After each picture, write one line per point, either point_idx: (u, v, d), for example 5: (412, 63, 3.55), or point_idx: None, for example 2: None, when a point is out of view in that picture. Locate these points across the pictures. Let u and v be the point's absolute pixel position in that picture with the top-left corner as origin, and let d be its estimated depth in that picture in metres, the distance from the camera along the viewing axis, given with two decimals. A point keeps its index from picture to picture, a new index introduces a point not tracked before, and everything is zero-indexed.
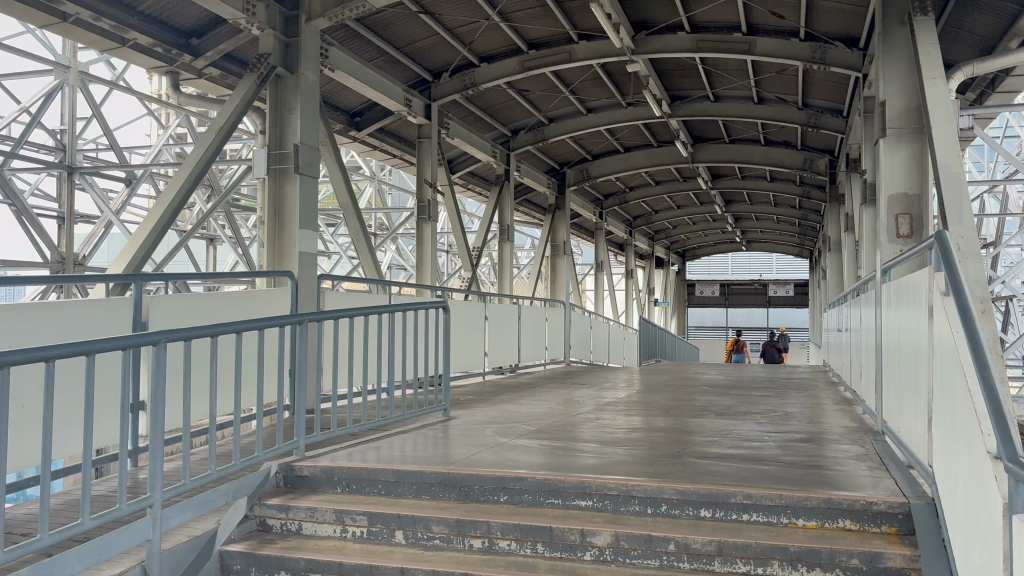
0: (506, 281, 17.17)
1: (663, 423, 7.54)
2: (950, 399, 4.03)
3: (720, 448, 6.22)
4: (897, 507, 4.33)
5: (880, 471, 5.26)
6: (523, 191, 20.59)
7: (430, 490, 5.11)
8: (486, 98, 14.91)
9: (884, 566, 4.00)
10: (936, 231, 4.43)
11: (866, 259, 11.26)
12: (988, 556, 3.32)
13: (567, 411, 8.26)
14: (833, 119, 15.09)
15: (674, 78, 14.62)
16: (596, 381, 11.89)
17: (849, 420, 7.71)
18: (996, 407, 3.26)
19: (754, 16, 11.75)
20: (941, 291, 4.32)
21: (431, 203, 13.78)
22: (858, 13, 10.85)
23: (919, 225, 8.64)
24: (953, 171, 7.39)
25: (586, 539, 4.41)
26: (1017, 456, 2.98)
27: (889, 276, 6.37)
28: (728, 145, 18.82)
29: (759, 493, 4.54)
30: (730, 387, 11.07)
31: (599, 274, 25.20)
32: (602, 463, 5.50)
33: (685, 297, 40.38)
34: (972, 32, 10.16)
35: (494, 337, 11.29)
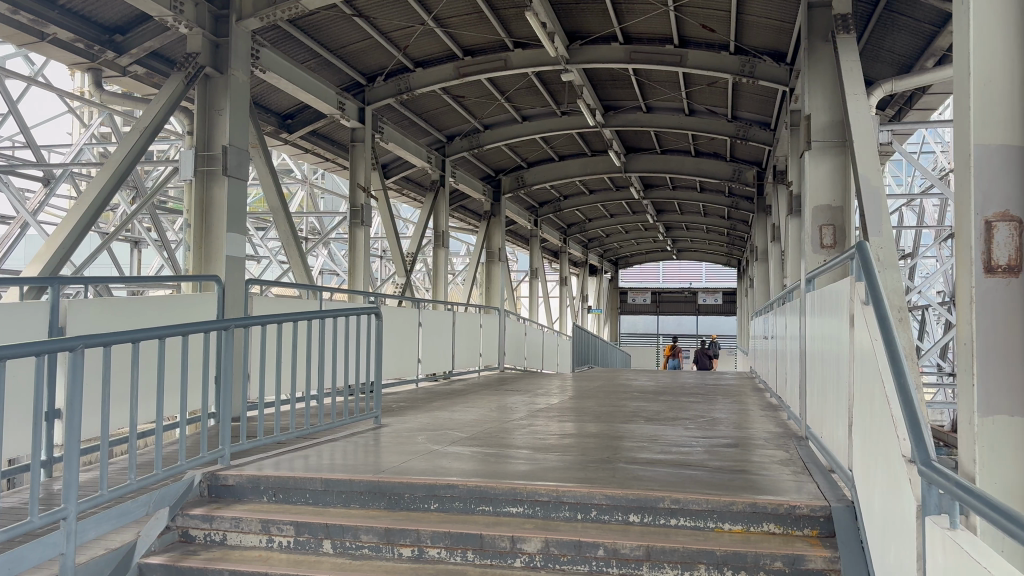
0: (440, 287, 17.09)
1: (595, 429, 7.61)
2: (869, 404, 4.15)
3: (649, 453, 6.30)
4: (818, 510, 4.45)
5: (803, 475, 5.39)
6: (458, 197, 20.55)
7: (359, 498, 5.04)
8: (421, 103, 14.84)
9: (805, 567, 4.09)
10: (857, 242, 4.58)
11: (791, 269, 11.58)
12: (901, 557, 3.44)
13: (500, 418, 8.27)
14: (761, 132, 15.55)
15: (608, 88, 14.79)
16: (529, 387, 11.96)
17: (775, 425, 7.91)
18: (912, 412, 3.38)
19: (686, 30, 11.97)
20: (862, 300, 4.46)
21: (364, 207, 13.62)
22: (784, 29, 11.17)
23: (842, 235, 8.94)
24: (872, 182, 7.65)
25: (516, 545, 4.40)
26: (930, 460, 3.10)
27: (812, 286, 6.50)
28: (659, 155, 19.13)
29: (687, 498, 4.61)
30: (660, 393, 11.23)
31: (533, 281, 25.29)
32: (534, 469, 5.51)
33: (617, 305, 40.83)
34: (892, 51, 10.55)
35: (427, 343, 11.21)
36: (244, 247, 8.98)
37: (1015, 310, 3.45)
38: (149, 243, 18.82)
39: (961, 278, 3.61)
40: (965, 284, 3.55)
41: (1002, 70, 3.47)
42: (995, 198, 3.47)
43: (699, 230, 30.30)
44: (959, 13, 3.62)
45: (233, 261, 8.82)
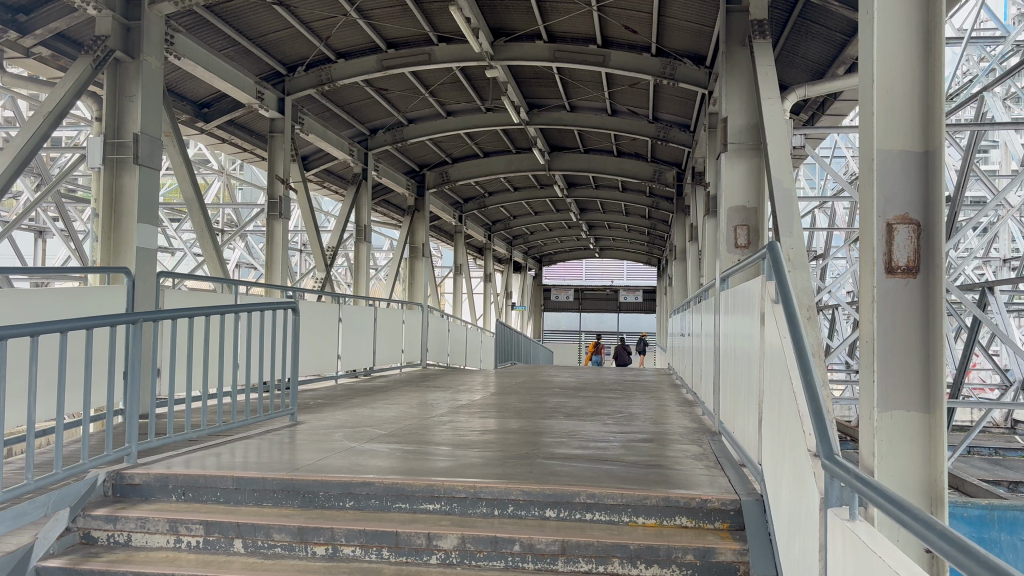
0: (362, 282, 16.86)
1: (516, 426, 7.62)
2: (777, 400, 4.27)
3: (567, 449, 6.35)
4: (729, 504, 4.55)
5: (716, 470, 5.52)
6: (381, 191, 20.34)
7: (273, 497, 4.94)
8: (344, 95, 14.64)
9: (715, 560, 4.18)
10: (768, 243, 4.69)
11: (708, 267, 11.84)
12: (805, 549, 3.55)
13: (420, 414, 8.21)
14: (680, 134, 15.83)
15: (532, 86, 14.86)
16: (451, 384, 11.93)
17: (690, 420, 8.07)
18: (817, 408, 3.48)
19: (609, 30, 12.11)
20: (772, 299, 4.58)
21: (283, 199, 13.32)
22: (704, 33, 11.40)
23: (756, 235, 9.16)
24: (785, 186, 7.85)
25: (432, 542, 4.38)
26: (832, 454, 3.21)
27: (728, 284, 6.67)
28: (582, 154, 19.33)
29: (602, 492, 4.67)
30: (580, 390, 11.33)
31: (457, 277, 25.20)
32: (454, 465, 5.50)
33: (541, 302, 41.02)
34: (805, 57, 10.87)
35: (348, 339, 11.04)
36: (155, 239, 8.70)
37: (912, 308, 3.59)
38: (55, 233, 18.08)
39: (865, 278, 3.73)
40: (868, 284, 3.68)
41: (902, 77, 3.61)
42: (897, 201, 3.60)
43: (621, 229, 30.70)
44: (864, 20, 3.74)
45: (143, 253, 8.53)
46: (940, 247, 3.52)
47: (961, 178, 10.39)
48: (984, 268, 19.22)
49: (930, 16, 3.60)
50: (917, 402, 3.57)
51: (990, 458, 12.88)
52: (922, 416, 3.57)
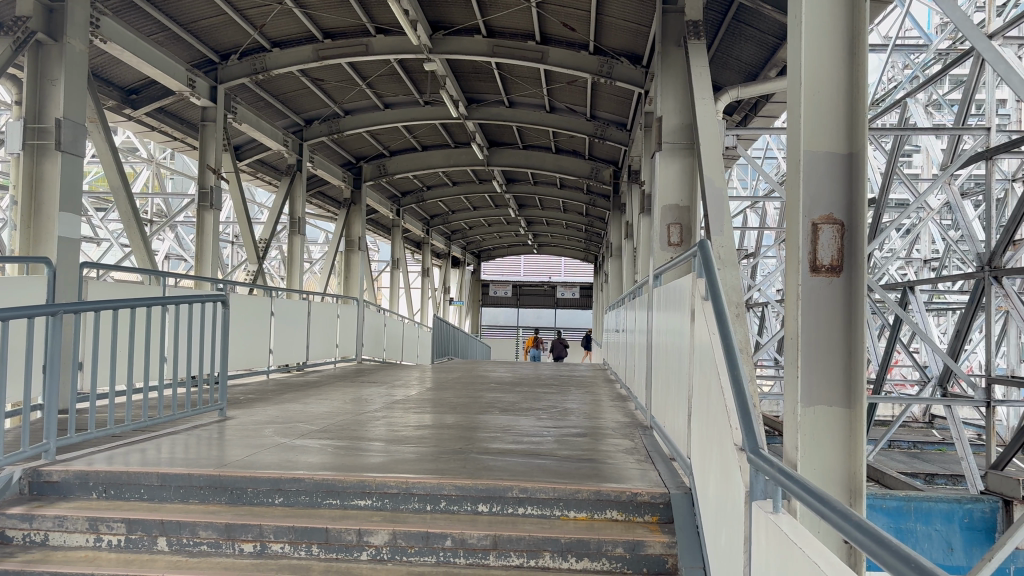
0: (295, 276, 16.58)
1: (452, 421, 7.61)
2: (706, 395, 4.34)
3: (501, 443, 6.37)
4: (658, 498, 4.62)
5: (647, 464, 5.60)
6: (316, 183, 20.05)
7: (199, 493, 4.82)
8: (279, 85, 14.38)
9: (645, 553, 4.24)
10: (699, 241, 4.76)
11: (642, 264, 11.99)
12: (731, 541, 3.63)
13: (354, 410, 8.12)
14: (617, 132, 15.98)
15: (470, 80, 14.84)
16: (387, 379, 11.86)
17: (622, 415, 8.17)
18: (744, 404, 3.55)
19: (548, 27, 12.15)
20: (702, 296, 4.66)
21: (215, 190, 12.99)
22: (641, 33, 11.52)
23: (688, 234, 9.36)
24: (717, 187, 7.97)
25: (363, 539, 4.35)
26: (758, 448, 3.28)
27: (660, 281, 6.76)
28: (520, 150, 19.38)
29: (534, 487, 4.69)
30: (517, 385, 11.36)
31: (394, 271, 25.02)
32: (388, 461, 5.46)
33: (478, 297, 41.01)
34: (739, 59, 11.08)
35: (280, 333, 10.85)
36: (79, 228, 8.42)
37: (835, 308, 3.69)
38: None
39: (791, 277, 3.82)
40: (794, 282, 3.77)
41: (829, 82, 3.71)
42: (822, 202, 3.69)
43: (559, 225, 30.87)
44: (793, 23, 3.82)
45: (65, 243, 8.23)
46: (862, 248, 3.62)
47: (884, 181, 10.69)
48: (905, 269, 19.88)
49: (855, 24, 3.69)
50: (838, 399, 3.68)
51: (909, 451, 13.35)
52: (843, 412, 3.68)
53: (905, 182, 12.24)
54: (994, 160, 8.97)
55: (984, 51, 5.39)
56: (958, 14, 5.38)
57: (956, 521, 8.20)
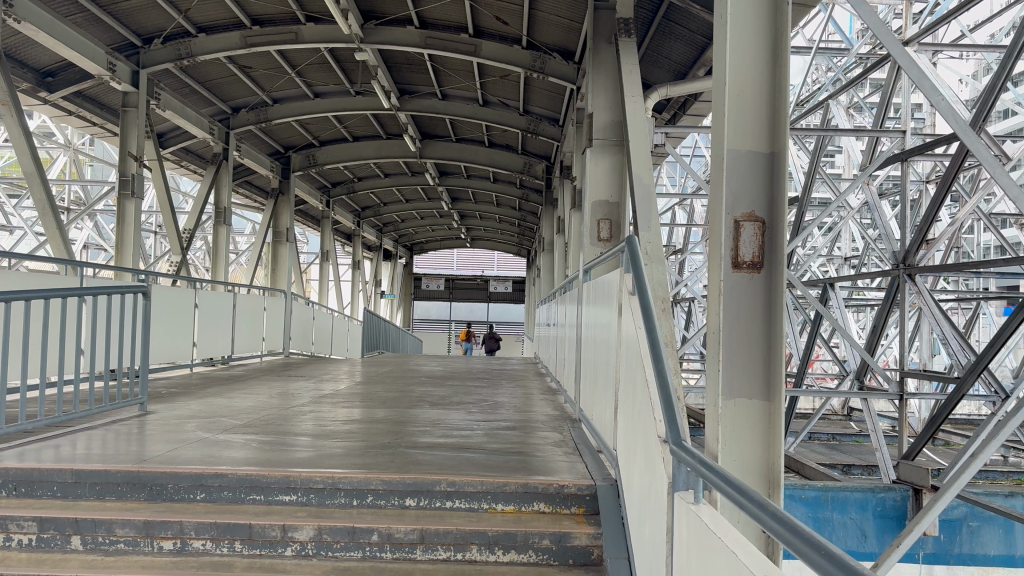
0: (221, 268, 16.17)
1: (382, 415, 7.56)
2: (632, 388, 4.41)
3: (431, 437, 6.35)
4: (584, 489, 4.68)
5: (575, 456, 5.66)
6: (243, 172, 19.62)
7: (116, 490, 4.67)
8: (205, 71, 14.01)
9: (571, 544, 4.29)
10: (627, 237, 4.80)
11: (573, 259, 12.10)
12: (654, 532, 3.69)
13: (281, 404, 7.99)
14: (550, 128, 16.02)
15: (403, 70, 14.72)
16: (315, 372, 11.70)
17: (552, 408, 8.23)
18: (668, 398, 3.61)
19: (481, 20, 12.13)
20: (629, 291, 4.72)
21: (137, 177, 12.58)
22: (573, 29, 11.58)
23: (617, 230, 9.50)
24: (645, 183, 8.06)
25: (287, 534, 4.28)
26: (680, 440, 3.34)
27: (590, 275, 6.81)
28: (453, 143, 19.36)
29: (463, 480, 4.69)
30: (448, 378, 11.35)
31: (324, 263, 24.65)
32: (314, 456, 5.38)
33: (410, 290, 40.73)
34: (669, 58, 11.25)
35: (203, 325, 10.59)
36: None
37: (755, 301, 3.78)
38: None
39: (714, 273, 3.90)
40: (716, 278, 3.84)
41: (752, 82, 3.79)
42: (744, 198, 3.77)
43: (492, 219, 30.87)
44: (719, 22, 3.89)
45: None
46: (782, 245, 3.71)
47: (807, 180, 10.97)
48: (826, 266, 20.50)
49: (778, 25, 3.77)
50: (758, 391, 3.77)
51: (828, 443, 13.80)
52: (762, 405, 3.77)
53: (826, 181, 12.53)
54: (909, 162, 9.27)
55: (898, 57, 5.57)
56: (872, 17, 5.55)
57: (869, 509, 8.53)
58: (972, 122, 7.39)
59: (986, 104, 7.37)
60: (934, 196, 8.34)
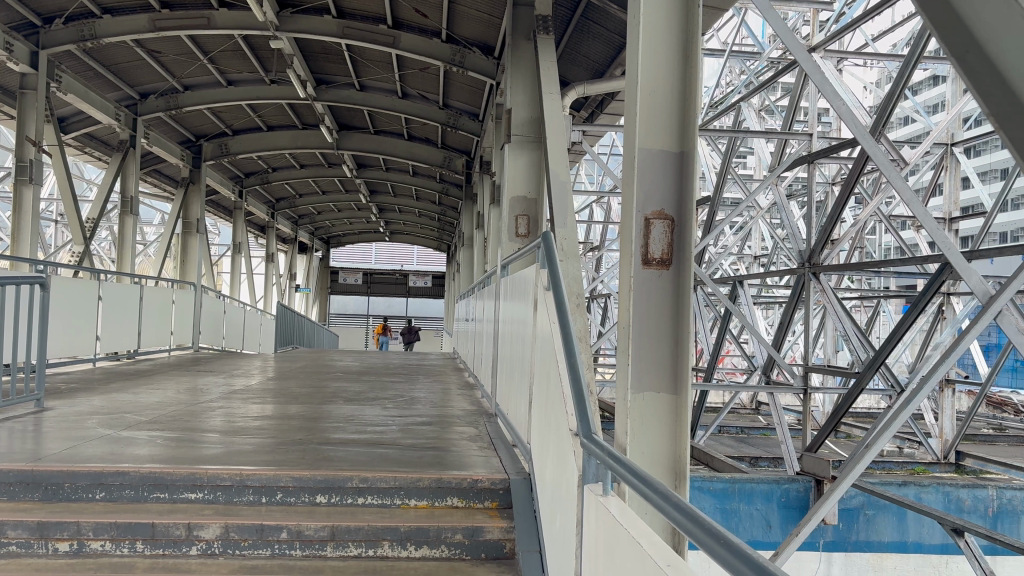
0: (126, 260, 15.55)
1: (295, 410, 7.43)
2: (545, 382, 4.44)
3: (344, 433, 6.27)
4: (498, 484, 4.71)
5: (490, 451, 5.67)
6: (152, 160, 18.96)
7: (8, 490, 4.46)
8: (111, 53, 13.48)
9: (483, 538, 4.30)
10: (542, 233, 4.81)
11: (491, 254, 12.13)
12: (565, 524, 3.73)
13: (190, 400, 7.77)
14: (469, 122, 15.96)
15: (320, 59, 14.48)
16: (225, 368, 11.42)
17: (469, 403, 8.21)
18: (579, 392, 3.65)
19: (399, 11, 12.03)
20: (544, 287, 4.74)
21: (35, 163, 11.99)
22: (492, 24, 11.57)
23: (534, 225, 9.55)
24: (561, 180, 8.08)
25: (192, 533, 4.16)
26: (591, 433, 3.38)
27: (507, 271, 6.80)
28: (371, 135, 19.11)
29: (375, 476, 4.63)
30: (363, 374, 11.22)
31: (237, 255, 24.05)
32: (224, 453, 5.25)
33: (327, 284, 40.08)
34: (587, 56, 11.35)
35: (108, 319, 10.22)
36: None
37: (664, 298, 3.85)
38: None
39: (625, 269, 3.96)
40: (627, 274, 3.89)
41: (663, 82, 3.86)
42: (655, 197, 3.84)
43: (411, 213, 30.63)
44: (632, 21, 3.94)
45: None
46: (690, 243, 3.79)
47: (718, 181, 11.22)
48: (736, 264, 21.00)
49: (689, 28, 3.86)
50: (665, 385, 3.85)
51: (737, 436, 14.20)
52: (670, 398, 3.85)
53: (738, 181, 12.77)
54: (815, 164, 9.58)
55: (805, 64, 5.71)
56: (779, 24, 5.71)
57: (774, 500, 8.83)
58: (872, 129, 7.67)
59: (884, 112, 7.68)
60: (838, 198, 8.65)
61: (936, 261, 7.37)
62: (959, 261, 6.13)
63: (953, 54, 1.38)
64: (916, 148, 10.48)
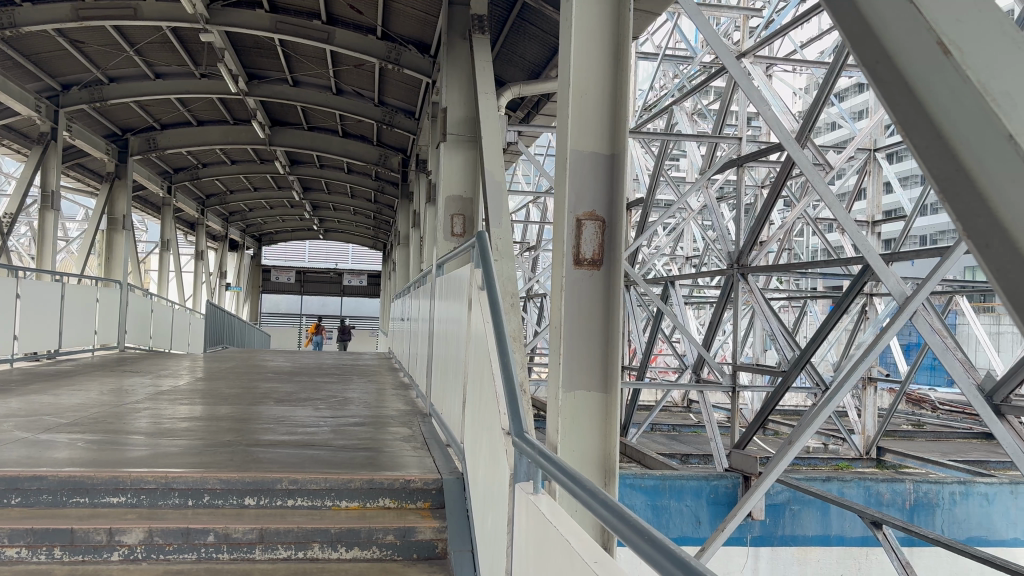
0: (47, 255, 15.00)
1: (225, 411, 7.30)
2: (478, 380, 4.45)
3: (275, 434, 6.17)
4: (430, 484, 4.70)
5: (423, 451, 5.66)
6: (76, 153, 18.35)
7: None
8: (31, 42, 13.01)
9: (415, 539, 4.28)
10: (476, 233, 4.81)
11: (427, 253, 12.08)
12: (496, 523, 3.74)
13: (114, 401, 7.55)
14: (405, 120, 15.84)
15: (252, 54, 14.22)
16: (151, 368, 11.12)
17: (404, 404, 8.17)
18: (511, 390, 3.66)
19: (334, 6, 11.89)
20: (478, 286, 4.74)
21: None
22: (428, 22, 11.52)
23: (470, 225, 9.48)
24: (496, 180, 8.10)
25: (114, 538, 4.05)
26: (522, 432, 3.40)
27: (442, 270, 6.78)
28: (305, 131, 18.84)
29: (305, 478, 4.57)
30: (294, 374, 11.05)
31: (165, 252, 23.44)
32: (149, 455, 5.12)
33: (259, 283, 39.36)
34: (523, 57, 11.40)
35: (27, 317, 9.86)
36: None
37: (595, 299, 3.89)
38: None
39: (557, 270, 3.99)
40: (558, 275, 3.92)
41: (595, 83, 3.91)
42: (586, 198, 3.87)
43: (346, 211, 30.30)
44: (564, 23, 3.98)
45: None
46: (620, 244, 3.84)
47: (651, 182, 11.38)
48: (668, 265, 21.34)
49: (620, 32, 3.91)
50: (596, 384, 3.90)
51: (668, 433, 14.45)
52: (600, 396, 3.90)
53: (670, 183, 12.97)
54: (744, 168, 9.79)
55: (735, 70, 5.83)
56: (709, 32, 5.83)
57: (703, 496, 9.00)
58: (799, 134, 7.89)
59: (810, 118, 7.90)
60: (765, 199, 8.85)
61: (859, 262, 7.61)
62: (878, 263, 6.35)
63: (865, 64, 1.40)
64: (841, 153, 10.80)
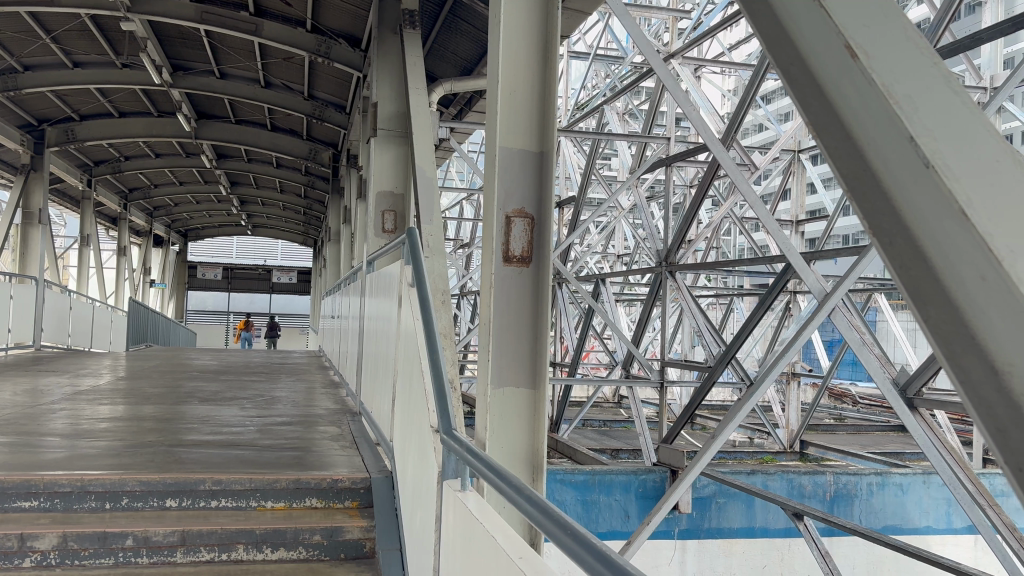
0: None
1: (146, 411, 7.07)
2: (408, 379, 4.42)
3: (199, 434, 6.01)
4: (358, 483, 4.64)
5: (351, 450, 5.59)
6: None
7: None
8: None
9: (343, 539, 4.23)
10: (406, 230, 4.78)
11: (358, 249, 11.94)
12: (424, 522, 3.71)
13: (29, 402, 7.26)
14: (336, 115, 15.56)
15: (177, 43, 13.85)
16: (69, 367, 10.70)
17: (333, 403, 8.04)
18: (441, 387, 3.64)
19: None
20: (408, 283, 4.71)
21: None
22: (360, 16, 11.40)
23: (401, 221, 9.47)
24: (427, 176, 8.06)
25: (25, 544, 3.89)
26: (450, 429, 3.38)
27: (372, 267, 6.71)
28: (233, 124, 18.43)
29: (229, 478, 4.48)
30: (220, 373, 10.79)
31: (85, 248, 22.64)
32: (66, 457, 4.92)
33: (185, 279, 38.35)
34: (456, 53, 11.36)
35: None
36: None
37: (524, 295, 3.90)
38: None
39: (485, 267, 3.98)
40: (488, 271, 3.92)
41: (524, 80, 3.92)
42: (515, 196, 3.87)
43: (276, 206, 29.75)
44: (493, 19, 3.98)
45: None
46: (547, 240, 3.85)
47: (582, 181, 11.46)
48: (599, 263, 21.55)
49: (549, 31, 3.93)
50: (525, 380, 3.91)
51: (599, 429, 14.59)
52: (528, 393, 3.92)
53: (601, 182, 13.08)
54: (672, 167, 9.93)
55: (662, 71, 5.87)
56: (637, 33, 5.88)
57: (632, 490, 9.15)
58: (725, 136, 8.03)
59: (736, 120, 8.05)
60: (693, 199, 9.00)
61: (782, 261, 7.79)
62: (800, 263, 6.52)
63: (779, 67, 1.43)
64: (767, 154, 11.02)
